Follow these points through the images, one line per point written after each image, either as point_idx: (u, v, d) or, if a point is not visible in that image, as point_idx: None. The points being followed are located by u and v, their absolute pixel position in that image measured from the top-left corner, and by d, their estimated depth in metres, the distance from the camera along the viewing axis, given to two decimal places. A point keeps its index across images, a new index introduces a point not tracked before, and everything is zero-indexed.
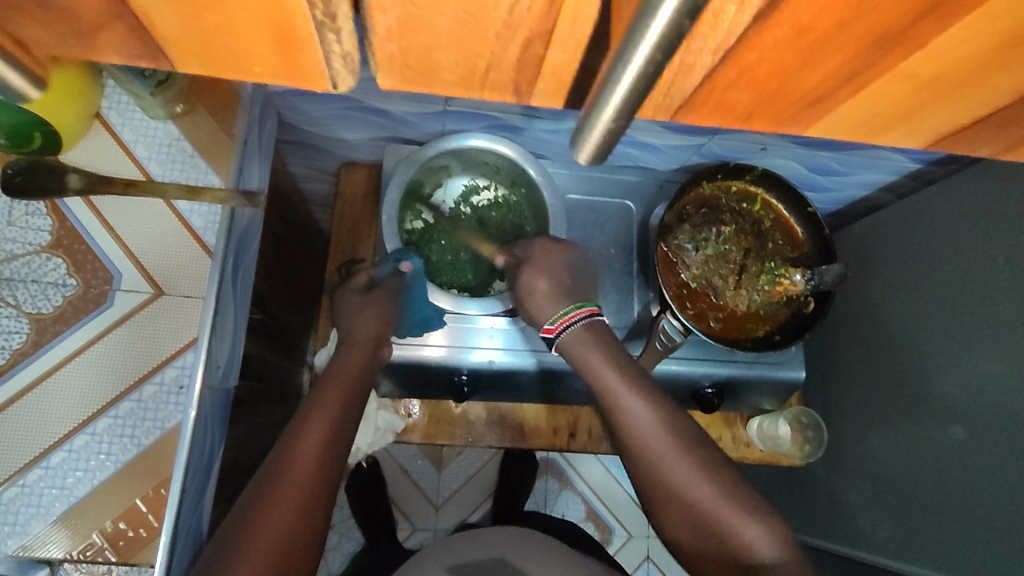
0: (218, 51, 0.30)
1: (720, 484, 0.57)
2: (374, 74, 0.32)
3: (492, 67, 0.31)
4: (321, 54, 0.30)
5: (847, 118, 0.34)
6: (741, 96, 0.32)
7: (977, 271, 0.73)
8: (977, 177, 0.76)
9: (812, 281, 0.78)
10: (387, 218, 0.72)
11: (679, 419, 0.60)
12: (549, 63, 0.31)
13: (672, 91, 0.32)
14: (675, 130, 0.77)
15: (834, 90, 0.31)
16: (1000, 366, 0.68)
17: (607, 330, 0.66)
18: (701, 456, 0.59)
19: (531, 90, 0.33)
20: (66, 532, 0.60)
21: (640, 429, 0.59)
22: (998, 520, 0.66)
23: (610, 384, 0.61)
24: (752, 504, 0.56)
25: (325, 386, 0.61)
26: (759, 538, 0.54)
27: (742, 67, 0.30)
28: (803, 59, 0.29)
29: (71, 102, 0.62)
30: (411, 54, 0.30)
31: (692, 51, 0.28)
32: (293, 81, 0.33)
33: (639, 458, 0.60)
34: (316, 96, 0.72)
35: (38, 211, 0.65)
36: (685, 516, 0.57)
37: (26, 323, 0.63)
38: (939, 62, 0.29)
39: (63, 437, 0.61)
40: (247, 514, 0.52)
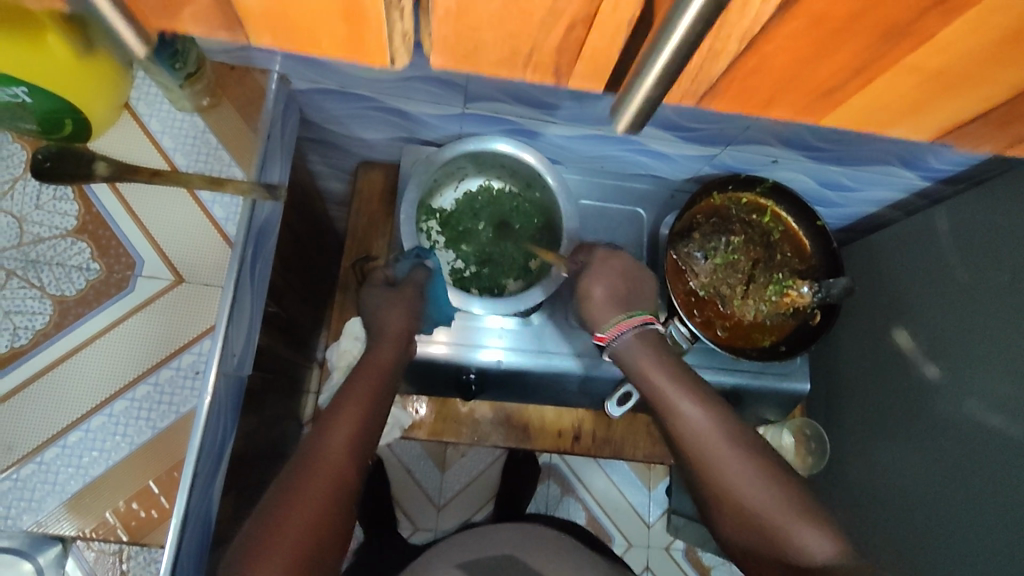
0: (295, 26, 0.38)
1: (777, 486, 0.55)
2: (428, 52, 0.41)
3: (533, 50, 0.39)
4: (382, 31, 0.38)
5: (858, 104, 0.44)
6: (761, 81, 0.43)
7: (984, 289, 0.73)
8: (985, 196, 0.77)
9: (819, 294, 0.79)
10: (406, 217, 0.74)
11: (732, 422, 0.59)
12: (588, 45, 0.37)
13: (700, 78, 0.42)
14: (688, 139, 0.77)
15: (846, 78, 0.41)
16: (1006, 383, 0.68)
17: (660, 337, 0.66)
18: (756, 459, 0.57)
19: (570, 72, 0.41)
20: (80, 510, 0.61)
21: (691, 430, 0.59)
22: (997, 539, 0.66)
23: (662, 387, 0.62)
24: (810, 506, 0.54)
25: (355, 380, 0.63)
26: (816, 542, 0.52)
27: (766, 55, 0.39)
28: (821, 47, 0.38)
29: (101, 92, 0.63)
30: (460, 35, 0.38)
31: (722, 38, 0.37)
32: (353, 52, 0.41)
33: (694, 463, 0.59)
34: (339, 94, 0.74)
35: (65, 196, 0.66)
36: (741, 518, 0.56)
37: (49, 304, 0.64)
38: (942, 51, 0.37)
39: (81, 417, 0.62)
40: (276, 501, 0.53)
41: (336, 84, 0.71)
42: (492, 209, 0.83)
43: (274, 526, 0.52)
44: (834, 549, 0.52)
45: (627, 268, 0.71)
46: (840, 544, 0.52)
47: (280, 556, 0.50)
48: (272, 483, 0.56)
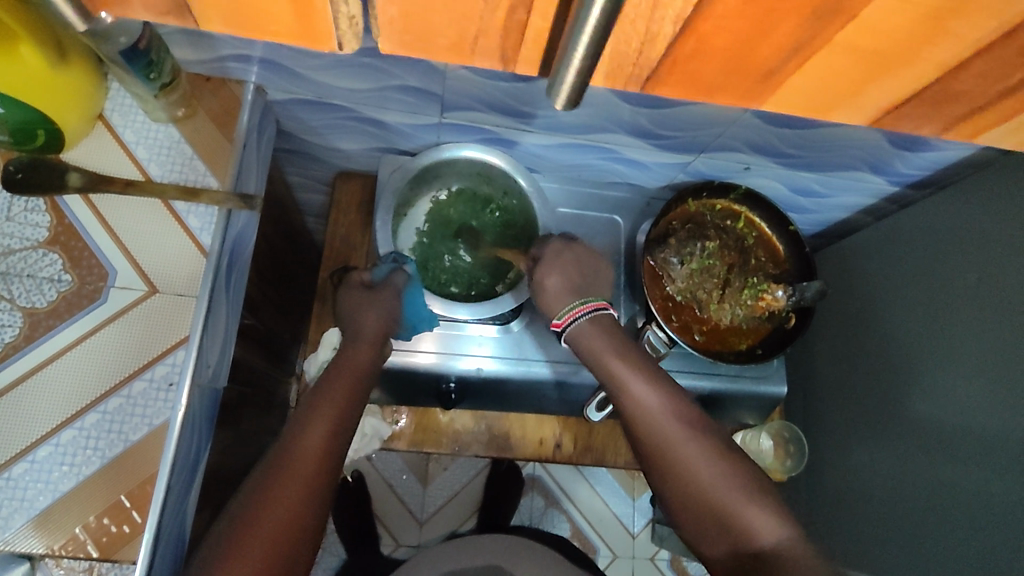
0: (239, 11, 0.36)
1: (723, 465, 0.59)
2: (375, 38, 0.38)
3: (480, 33, 0.36)
4: (329, 13, 0.36)
5: (799, 88, 0.40)
6: (702, 66, 0.38)
7: (952, 288, 0.75)
8: (950, 199, 0.79)
9: (793, 297, 0.81)
10: (382, 224, 0.74)
11: (686, 407, 0.63)
12: (531, 28, 0.35)
13: (642, 60, 0.37)
14: (663, 147, 0.79)
15: (785, 60, 0.37)
16: (976, 379, 0.70)
17: (612, 321, 0.68)
18: (706, 441, 0.61)
19: (516, 56, 0.38)
20: (49, 527, 0.60)
21: (644, 413, 0.62)
22: (974, 534, 0.66)
23: (614, 368, 0.65)
24: (754, 486, 0.58)
25: (330, 380, 0.63)
26: (759, 521, 0.56)
27: (702, 36, 0.35)
28: (754, 27, 0.34)
29: (73, 101, 0.63)
30: (406, 19, 0.36)
31: (656, 20, 0.34)
32: (302, 40, 0.39)
33: (643, 442, 0.62)
34: (314, 104, 0.74)
35: (37, 207, 0.66)
36: (690, 497, 0.59)
37: (19, 317, 0.63)
38: (872, 31, 0.34)
39: (51, 431, 0.61)
40: (253, 499, 0.53)
41: (312, 94, 0.72)
42: (461, 208, 0.82)
43: (245, 530, 0.51)
44: (778, 529, 0.56)
45: (581, 256, 0.73)
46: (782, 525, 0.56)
47: (257, 556, 0.50)
48: (247, 482, 0.55)
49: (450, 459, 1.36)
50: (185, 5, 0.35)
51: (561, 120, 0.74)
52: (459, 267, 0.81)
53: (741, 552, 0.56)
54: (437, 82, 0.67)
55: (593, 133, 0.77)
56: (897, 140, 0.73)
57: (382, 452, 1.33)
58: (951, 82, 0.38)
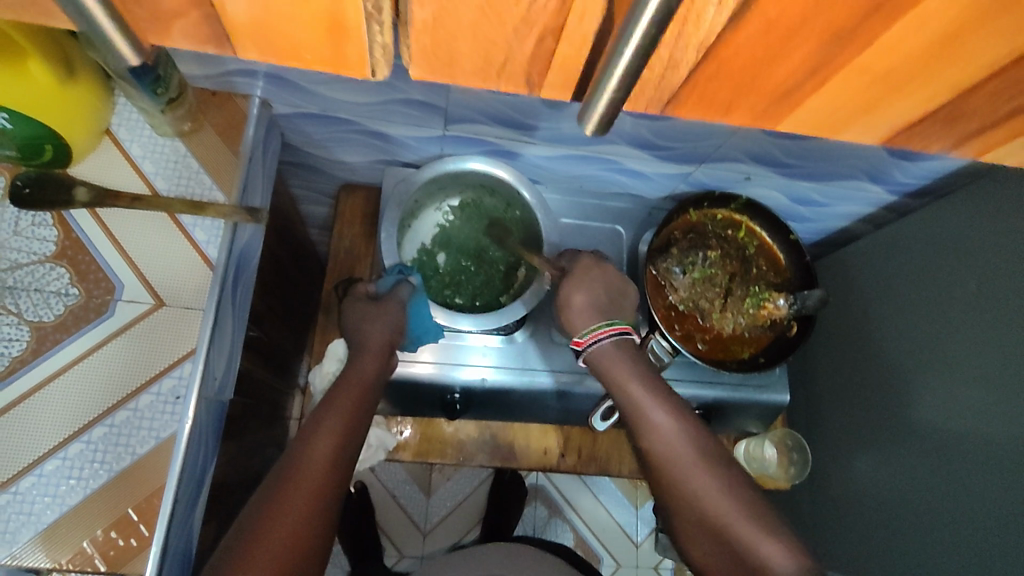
0: (274, 38, 0.36)
1: (740, 497, 0.60)
2: (406, 64, 0.39)
3: (508, 60, 0.37)
4: (363, 42, 0.36)
5: (815, 109, 0.41)
6: (721, 89, 0.39)
7: (951, 296, 0.76)
8: (949, 209, 0.80)
9: (794, 306, 0.81)
10: (387, 236, 0.75)
11: (703, 437, 0.63)
12: (559, 55, 0.36)
13: (664, 84, 0.39)
14: (664, 158, 0.80)
15: (801, 82, 0.38)
16: (977, 386, 0.70)
17: (636, 349, 0.69)
18: (722, 471, 0.61)
19: (541, 81, 0.39)
20: (56, 541, 0.60)
21: (661, 438, 0.63)
22: (978, 542, 0.67)
23: (634, 394, 0.65)
24: (773, 522, 0.58)
25: (337, 394, 0.63)
26: (780, 558, 0.55)
27: (722, 59, 0.36)
28: (772, 52, 0.35)
29: (81, 116, 0.63)
30: (438, 46, 0.36)
31: (680, 46, 0.34)
32: (333, 65, 0.39)
33: (663, 470, 0.62)
34: (320, 117, 0.75)
35: (44, 221, 0.66)
36: (703, 527, 0.59)
37: (26, 330, 0.63)
38: (887, 56, 0.35)
39: (58, 445, 0.61)
40: (261, 509, 0.53)
41: (317, 108, 0.73)
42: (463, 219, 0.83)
43: (253, 543, 0.51)
44: (794, 567, 0.54)
45: (610, 277, 0.73)
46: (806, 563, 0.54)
47: (264, 564, 0.50)
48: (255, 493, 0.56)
49: (452, 469, 1.35)
50: (222, 33, 0.36)
51: (564, 132, 0.75)
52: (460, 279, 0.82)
53: None
54: (442, 96, 0.67)
55: (597, 145, 0.78)
56: (896, 151, 0.74)
57: (385, 462, 1.33)
58: (964, 102, 0.39)
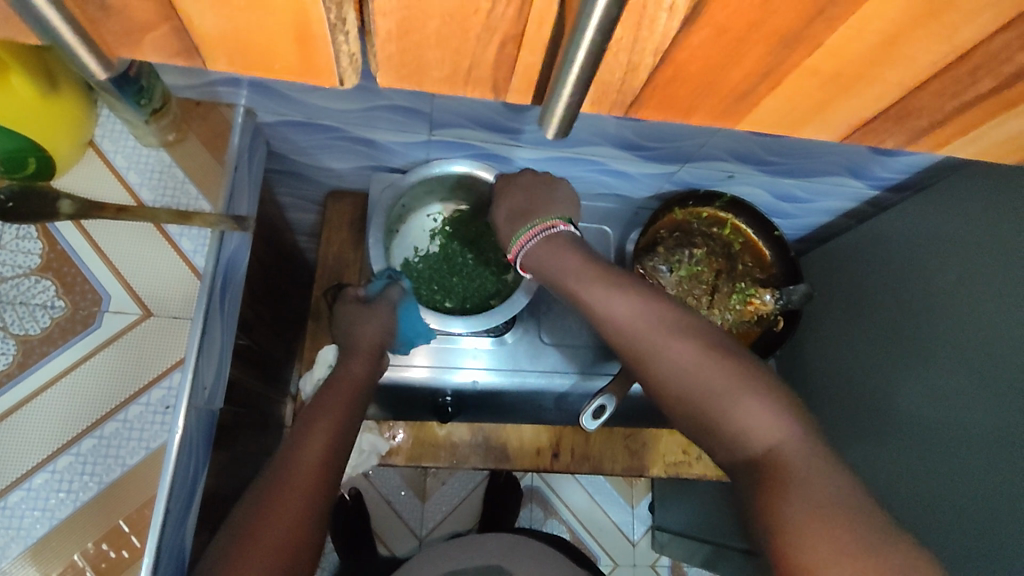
0: (243, 49, 0.36)
1: (715, 368, 0.54)
2: (375, 73, 0.39)
3: (473, 66, 0.37)
4: (330, 50, 0.36)
5: (773, 110, 0.41)
6: (680, 92, 0.39)
7: (931, 288, 0.77)
8: (928, 202, 0.81)
9: (780, 301, 0.83)
10: (373, 241, 0.76)
11: (662, 310, 0.58)
12: (522, 61, 0.37)
13: (625, 89, 0.39)
14: (648, 157, 0.80)
15: (756, 86, 0.38)
16: (954, 377, 0.72)
17: (571, 236, 0.63)
18: (689, 342, 0.56)
19: (507, 87, 0.39)
20: (47, 556, 0.60)
21: (616, 325, 0.58)
22: (957, 529, 0.68)
23: (572, 286, 0.60)
24: (751, 384, 0.53)
25: (327, 395, 0.64)
26: (758, 420, 0.51)
27: (678, 64, 0.36)
28: (728, 56, 0.36)
29: (61, 129, 0.63)
30: (405, 54, 0.37)
31: (636, 51, 0.35)
32: (307, 77, 0.39)
33: (630, 355, 0.58)
34: (304, 125, 0.76)
35: (28, 235, 0.65)
36: (682, 407, 0.55)
37: (12, 344, 0.63)
38: (835, 57, 0.35)
39: (46, 459, 0.61)
40: (252, 513, 0.53)
41: (301, 115, 0.73)
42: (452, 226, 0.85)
43: (247, 542, 0.51)
44: (778, 427, 0.50)
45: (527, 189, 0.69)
46: (785, 422, 0.50)
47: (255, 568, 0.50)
48: (246, 497, 0.56)
49: (447, 473, 1.35)
50: (194, 46, 0.37)
51: (549, 134, 0.76)
52: (450, 284, 0.82)
53: (744, 459, 0.51)
54: (425, 101, 0.68)
55: (581, 146, 0.78)
56: (874, 146, 0.75)
57: (380, 468, 1.33)
58: (912, 100, 0.40)
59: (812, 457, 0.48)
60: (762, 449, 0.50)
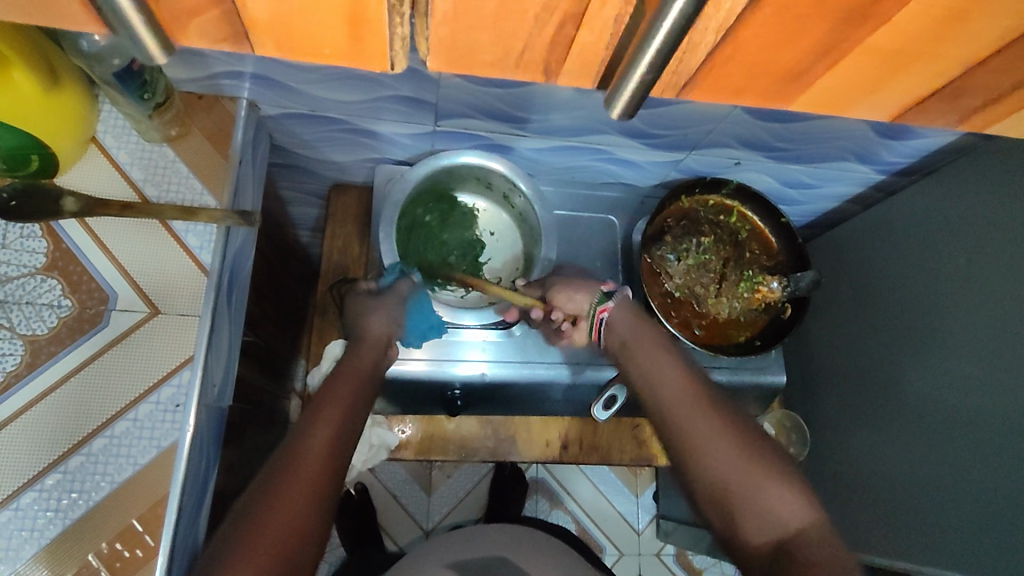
0: (289, 36, 0.36)
1: (747, 446, 0.56)
2: (425, 57, 0.39)
3: (526, 49, 0.37)
4: (385, 33, 0.35)
5: (828, 88, 0.41)
6: (736, 71, 0.39)
7: (939, 273, 0.77)
8: (935, 186, 0.81)
9: (788, 288, 0.82)
10: (385, 236, 0.75)
11: (702, 384, 0.61)
12: (578, 43, 0.36)
13: (682, 68, 0.38)
14: (654, 145, 0.80)
15: (814, 63, 0.38)
16: (965, 359, 0.72)
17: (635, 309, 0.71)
18: (722, 416, 0.58)
19: (560, 69, 0.39)
20: (61, 556, 0.59)
21: (660, 388, 0.62)
22: (971, 511, 0.68)
23: (635, 347, 0.66)
24: (780, 471, 0.55)
25: (333, 385, 0.63)
26: (787, 504, 0.53)
27: (738, 43, 0.36)
28: (790, 35, 0.35)
29: (66, 123, 0.62)
30: (456, 37, 0.36)
31: (699, 30, 0.34)
32: (352, 61, 0.39)
33: (663, 421, 0.60)
34: (309, 118, 0.75)
35: (33, 233, 0.65)
36: (710, 481, 0.56)
37: (20, 344, 0.62)
38: (899, 35, 0.35)
39: (57, 459, 0.60)
40: (262, 497, 0.53)
41: (305, 107, 0.72)
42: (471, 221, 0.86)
43: (254, 527, 0.51)
44: (802, 511, 0.53)
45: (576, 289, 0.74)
46: (810, 510, 0.53)
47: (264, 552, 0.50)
48: (253, 481, 0.56)
49: (452, 466, 1.36)
50: (241, 31, 0.36)
51: (556, 124, 0.75)
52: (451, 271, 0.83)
53: (766, 539, 0.52)
54: (431, 91, 0.67)
55: (589, 135, 0.78)
56: (882, 130, 0.75)
57: (385, 463, 1.33)
58: (970, 79, 0.39)
59: (832, 546, 0.51)
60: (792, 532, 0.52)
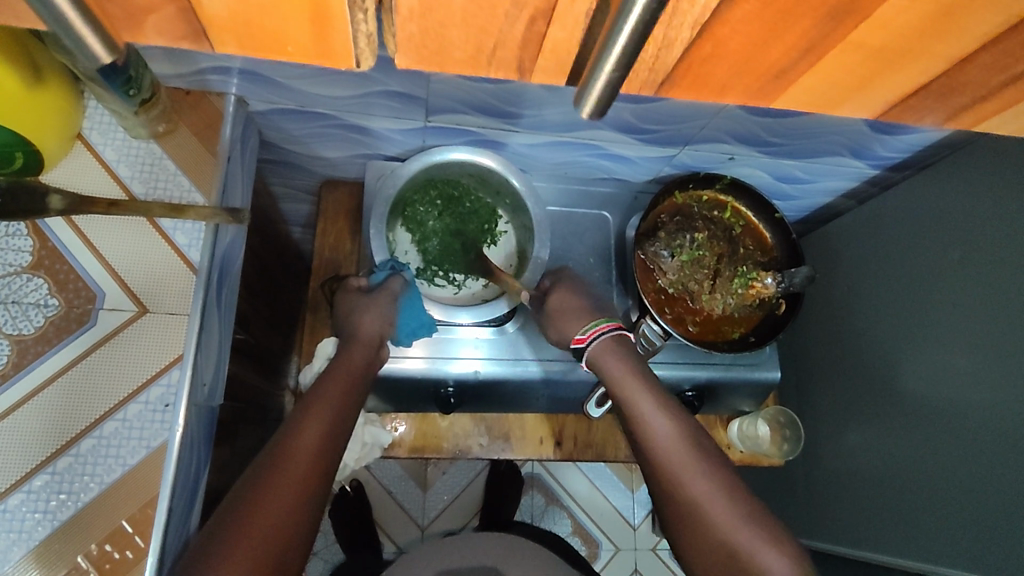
0: (252, 32, 0.35)
1: (741, 506, 0.60)
2: (392, 54, 0.38)
3: (498, 45, 0.36)
4: (348, 31, 0.35)
5: (810, 87, 0.40)
6: (717, 68, 0.39)
7: (934, 268, 0.77)
8: (929, 180, 0.81)
9: (782, 284, 0.81)
10: (376, 231, 0.74)
11: (697, 435, 0.64)
12: (550, 39, 0.35)
13: (657, 66, 0.38)
14: (647, 141, 0.79)
15: (798, 60, 0.38)
16: (959, 355, 0.72)
17: (632, 345, 0.72)
18: (717, 474, 0.62)
19: (532, 67, 0.38)
20: (50, 558, 0.58)
21: (658, 441, 0.64)
22: (968, 508, 0.68)
23: (633, 392, 0.67)
24: (772, 529, 0.58)
25: (325, 384, 0.63)
26: (778, 566, 0.56)
27: (716, 39, 0.36)
28: (769, 29, 0.35)
29: (47, 123, 0.61)
30: (426, 32, 0.35)
31: (674, 26, 0.34)
32: (318, 57, 0.38)
33: (660, 474, 0.63)
34: (297, 114, 0.74)
35: (19, 231, 0.64)
36: (707, 539, 0.59)
37: (6, 344, 0.61)
38: (883, 30, 0.34)
39: (44, 461, 0.60)
40: (248, 494, 0.52)
41: (294, 103, 0.72)
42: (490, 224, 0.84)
43: (242, 526, 0.51)
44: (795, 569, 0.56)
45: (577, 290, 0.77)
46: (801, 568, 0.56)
47: (249, 551, 0.50)
48: (240, 480, 0.55)
49: (448, 462, 1.35)
50: (200, 27, 0.35)
51: (548, 119, 0.74)
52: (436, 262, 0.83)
53: None
54: (421, 86, 0.67)
55: (581, 131, 0.77)
56: (877, 125, 0.74)
57: (380, 459, 1.33)
58: (958, 73, 0.39)
59: None
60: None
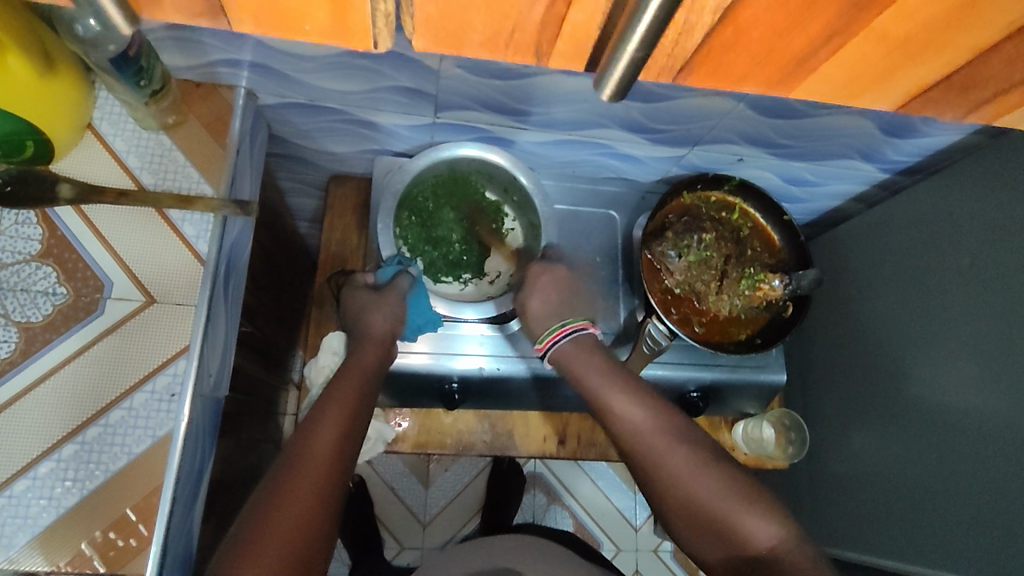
0: (270, 12, 0.35)
1: (717, 475, 0.60)
2: (409, 36, 0.38)
3: (517, 28, 0.36)
4: (366, 12, 0.35)
5: (829, 78, 0.40)
6: (737, 56, 0.38)
7: (943, 273, 0.76)
8: (940, 184, 0.80)
9: (789, 287, 0.81)
10: (383, 226, 0.74)
11: (671, 416, 0.64)
12: (570, 22, 0.35)
13: (677, 52, 0.37)
14: (657, 141, 0.79)
15: (817, 50, 0.37)
16: (966, 359, 0.71)
17: (595, 339, 0.71)
18: (694, 449, 0.62)
19: (550, 51, 0.38)
20: (54, 544, 0.59)
21: (630, 428, 0.64)
22: (975, 515, 0.67)
23: (597, 387, 0.66)
24: (751, 495, 0.59)
25: (338, 383, 0.63)
26: (758, 526, 0.57)
27: (738, 25, 0.35)
28: (794, 14, 0.34)
29: (58, 110, 0.61)
30: (445, 14, 0.35)
31: (696, 10, 0.34)
32: (335, 39, 0.38)
33: (638, 460, 0.64)
34: (308, 108, 0.74)
35: (28, 220, 0.64)
36: (688, 512, 0.60)
37: (14, 332, 0.62)
38: (906, 19, 0.34)
39: (50, 447, 0.60)
40: (271, 494, 0.53)
41: (304, 98, 0.72)
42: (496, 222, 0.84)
43: (265, 526, 0.51)
44: (772, 528, 0.57)
45: (561, 276, 0.75)
46: (781, 526, 0.57)
47: (275, 551, 0.50)
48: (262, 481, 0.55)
49: (450, 460, 1.35)
50: (218, 5, 0.35)
51: (558, 117, 0.74)
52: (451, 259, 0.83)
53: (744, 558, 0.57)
54: (432, 82, 0.67)
55: (589, 129, 0.77)
56: (887, 127, 0.74)
57: (383, 455, 1.33)
58: (979, 65, 0.38)
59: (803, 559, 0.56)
60: (765, 552, 0.57)
